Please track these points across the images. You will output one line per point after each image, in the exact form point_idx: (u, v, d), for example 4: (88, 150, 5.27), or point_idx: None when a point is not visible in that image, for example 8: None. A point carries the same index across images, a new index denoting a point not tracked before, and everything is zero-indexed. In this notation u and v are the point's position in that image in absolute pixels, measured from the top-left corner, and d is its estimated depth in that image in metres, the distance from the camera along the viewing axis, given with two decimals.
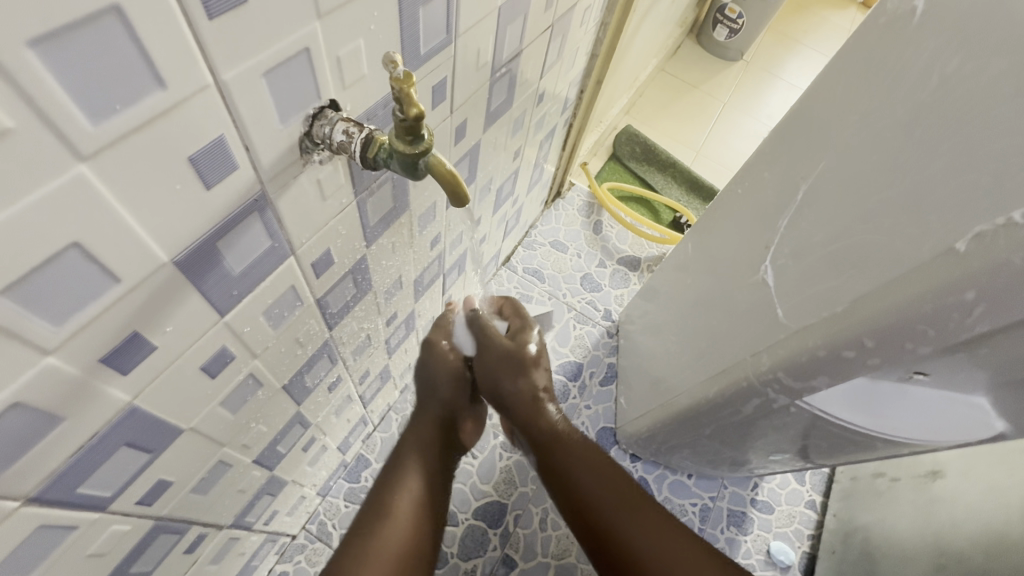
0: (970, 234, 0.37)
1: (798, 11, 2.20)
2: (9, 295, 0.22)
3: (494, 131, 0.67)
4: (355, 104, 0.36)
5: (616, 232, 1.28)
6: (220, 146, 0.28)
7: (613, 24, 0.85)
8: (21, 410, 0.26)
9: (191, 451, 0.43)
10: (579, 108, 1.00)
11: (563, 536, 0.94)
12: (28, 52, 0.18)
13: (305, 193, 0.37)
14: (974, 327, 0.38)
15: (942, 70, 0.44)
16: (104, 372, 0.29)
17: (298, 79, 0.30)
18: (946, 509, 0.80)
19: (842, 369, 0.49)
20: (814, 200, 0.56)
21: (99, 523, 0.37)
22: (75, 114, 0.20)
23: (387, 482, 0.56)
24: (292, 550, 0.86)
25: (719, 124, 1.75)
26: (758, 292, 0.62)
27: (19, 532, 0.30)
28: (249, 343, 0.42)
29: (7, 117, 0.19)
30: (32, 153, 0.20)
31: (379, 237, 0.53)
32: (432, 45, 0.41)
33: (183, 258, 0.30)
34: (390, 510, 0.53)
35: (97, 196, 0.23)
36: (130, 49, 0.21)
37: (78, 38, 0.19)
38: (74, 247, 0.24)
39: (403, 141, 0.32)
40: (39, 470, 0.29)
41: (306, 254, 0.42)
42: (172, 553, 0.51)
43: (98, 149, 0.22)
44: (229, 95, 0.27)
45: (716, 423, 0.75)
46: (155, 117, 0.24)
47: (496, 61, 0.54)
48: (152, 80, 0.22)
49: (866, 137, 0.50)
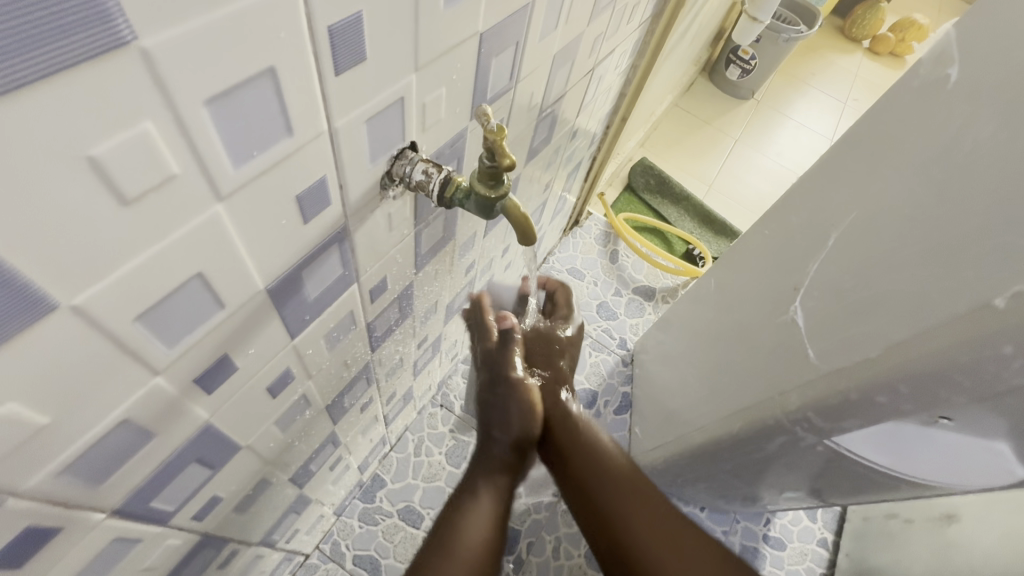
0: (1009, 292, 0.39)
1: (807, 54, 2.28)
2: (141, 320, 0.24)
3: (532, 165, 0.70)
4: (429, 145, 0.39)
5: (632, 262, 1.31)
6: (321, 186, 0.30)
7: (643, 65, 0.88)
8: (125, 427, 0.27)
9: (243, 468, 0.44)
10: (604, 141, 1.04)
11: (575, 566, 0.93)
12: (202, 109, 0.20)
13: (377, 225, 0.39)
14: (1009, 379, 0.40)
15: (974, 135, 0.47)
16: (193, 392, 0.31)
17: (390, 124, 0.33)
18: (961, 552, 0.80)
19: (873, 412, 0.50)
20: (845, 246, 0.58)
21: (158, 538, 0.38)
22: (224, 160, 0.22)
23: (450, 521, 0.52)
24: (305, 570, 0.85)
25: (731, 159, 1.79)
26: (784, 331, 0.64)
27: (97, 543, 0.31)
28: (309, 364, 0.43)
29: (175, 165, 0.21)
30: (184, 194, 0.22)
31: (427, 265, 0.55)
32: (497, 90, 0.43)
33: (274, 285, 0.32)
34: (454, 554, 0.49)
35: (223, 232, 0.25)
36: (274, 103, 0.23)
37: (239, 95, 0.21)
38: (197, 276, 0.25)
39: (484, 186, 0.35)
40: (125, 485, 0.30)
41: (367, 281, 0.44)
42: (207, 568, 0.51)
43: (233, 189, 0.24)
44: (336, 140, 0.29)
45: (737, 458, 0.76)
46: (279, 161, 0.26)
47: (544, 102, 0.57)
48: (283, 130, 0.25)
49: (897, 190, 0.53)
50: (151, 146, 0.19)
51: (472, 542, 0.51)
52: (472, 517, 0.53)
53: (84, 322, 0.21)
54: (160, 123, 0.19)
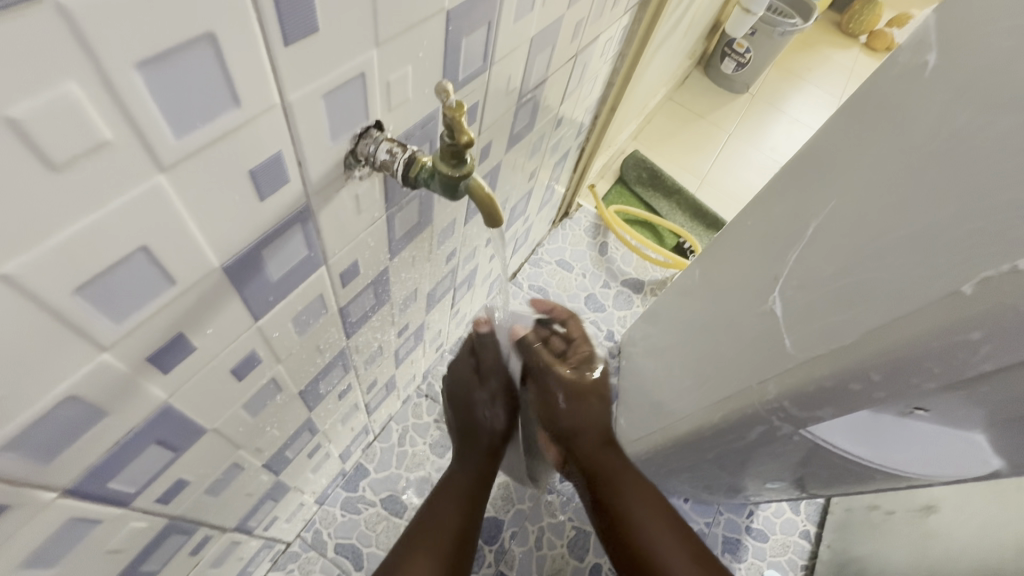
0: (976, 279, 0.39)
1: (804, 49, 2.27)
2: (81, 293, 0.23)
3: (515, 153, 0.69)
4: (397, 125, 0.38)
5: (621, 254, 1.31)
6: (277, 161, 0.29)
7: (630, 54, 0.88)
8: (73, 403, 0.27)
9: (212, 451, 0.44)
10: (592, 132, 1.03)
11: (558, 555, 0.94)
12: (133, 73, 0.20)
13: (344, 206, 0.39)
14: (980, 365, 0.39)
15: (953, 122, 0.46)
16: (148, 369, 0.30)
17: (351, 100, 0.32)
18: (940, 543, 0.81)
19: (846, 401, 0.50)
20: (824, 235, 0.58)
21: (120, 519, 0.37)
22: (163, 128, 0.22)
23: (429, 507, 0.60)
24: (286, 558, 0.85)
25: (724, 153, 1.79)
26: (764, 321, 0.64)
27: (50, 523, 0.31)
28: (277, 348, 0.43)
29: (106, 131, 0.20)
30: (120, 162, 0.21)
31: (403, 250, 0.54)
32: (470, 71, 0.43)
33: (231, 264, 0.31)
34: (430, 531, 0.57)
35: (168, 204, 0.25)
36: (216, 72, 0.23)
37: (175, 61, 0.21)
38: (142, 250, 0.25)
39: (446, 164, 0.35)
40: (78, 463, 0.30)
41: (337, 264, 0.43)
42: (179, 553, 0.51)
43: (176, 160, 0.23)
44: (291, 114, 0.28)
45: (717, 449, 0.76)
46: (227, 132, 0.25)
47: (524, 87, 0.56)
48: (230, 100, 0.24)
49: (878, 178, 0.53)
50: (77, 109, 0.19)
51: (446, 520, 0.59)
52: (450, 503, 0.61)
53: (15, 291, 0.21)
54: (87, 85, 0.19)
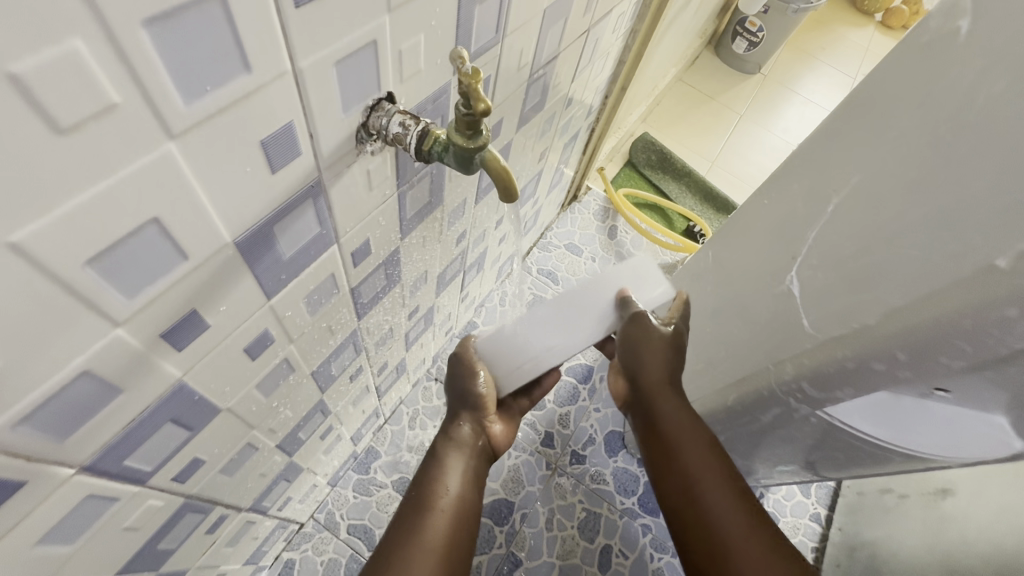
0: (1013, 252, 0.38)
1: (816, 28, 2.21)
2: (93, 265, 0.23)
3: (525, 132, 0.68)
4: (409, 98, 0.37)
5: (631, 237, 1.29)
6: (288, 132, 0.29)
7: (642, 30, 0.85)
8: (87, 379, 0.27)
9: (226, 431, 0.44)
10: (603, 112, 1.01)
11: (568, 537, 0.94)
12: (140, 31, 0.19)
13: (355, 182, 0.38)
14: (1012, 344, 0.38)
15: (988, 91, 0.44)
16: (162, 347, 0.30)
17: (363, 70, 0.31)
18: (954, 526, 0.80)
19: (867, 381, 0.49)
20: (844, 214, 0.56)
21: (138, 497, 0.38)
22: (172, 93, 0.21)
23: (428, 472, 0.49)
24: (300, 538, 0.86)
25: (735, 135, 1.75)
26: (780, 302, 0.63)
27: (69, 500, 0.31)
28: (289, 327, 0.43)
29: (114, 93, 0.19)
30: (130, 128, 0.21)
31: (413, 230, 0.53)
32: (482, 43, 0.42)
33: (244, 240, 0.31)
34: (433, 508, 0.46)
35: (180, 174, 0.24)
36: (226, 34, 0.22)
37: (182, 20, 0.20)
38: (154, 222, 0.24)
39: (461, 135, 0.34)
40: (93, 440, 0.30)
41: (348, 242, 0.43)
42: (195, 532, 0.51)
43: (186, 128, 0.23)
44: (303, 82, 0.27)
45: (730, 431, 0.75)
46: (238, 100, 0.24)
47: (536, 62, 0.55)
48: (240, 66, 0.23)
49: (902, 152, 0.51)
50: (84, 70, 0.18)
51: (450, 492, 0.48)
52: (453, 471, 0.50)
53: (25, 261, 0.20)
54: (92, 43, 0.18)
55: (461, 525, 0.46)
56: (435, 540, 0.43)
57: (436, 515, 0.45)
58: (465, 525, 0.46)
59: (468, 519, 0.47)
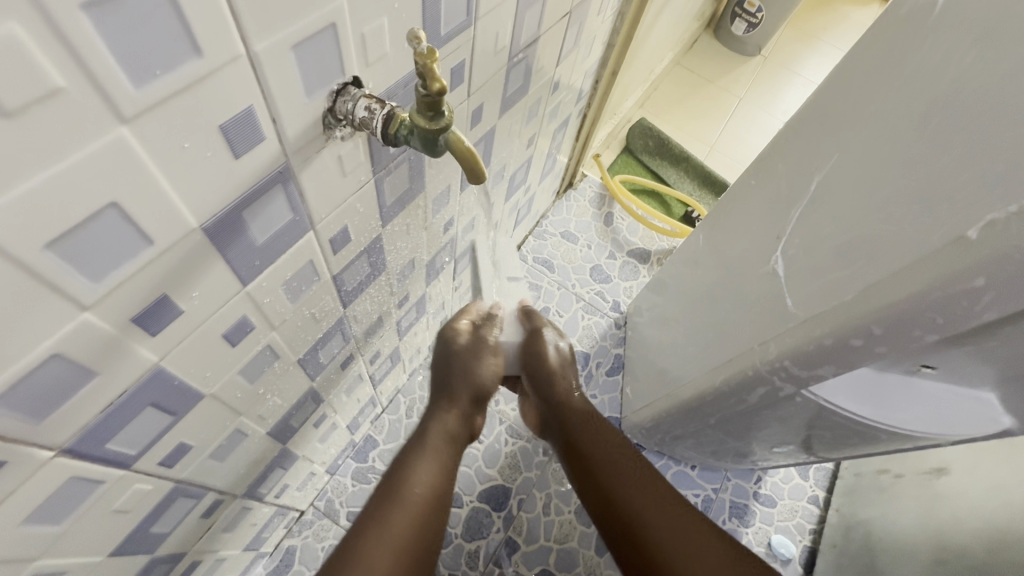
0: (982, 222, 0.37)
1: (819, 8, 2.17)
2: (52, 249, 0.24)
3: (510, 117, 0.68)
4: (376, 83, 0.37)
5: (627, 224, 1.29)
6: (249, 117, 0.29)
7: (630, 13, 0.85)
8: (58, 362, 0.27)
9: (211, 417, 0.45)
10: (594, 98, 1.01)
11: (566, 521, 0.95)
12: (79, 15, 0.19)
13: (326, 168, 0.38)
14: (983, 314, 0.38)
15: (957, 64, 0.45)
16: (134, 331, 0.31)
17: (324, 53, 0.31)
18: (949, 505, 0.80)
19: (848, 358, 0.49)
20: (827, 193, 0.56)
21: (124, 480, 0.39)
22: (119, 76, 0.22)
23: (400, 464, 0.52)
24: (301, 525, 0.88)
25: (734, 118, 1.73)
26: (767, 283, 0.63)
27: (51, 482, 0.32)
28: (269, 314, 0.43)
29: (57, 77, 0.20)
30: (78, 112, 0.21)
31: (395, 217, 0.54)
32: (452, 27, 0.41)
33: (211, 226, 0.31)
34: (404, 498, 0.48)
35: (135, 157, 0.24)
36: (172, 17, 0.22)
37: (124, 3, 0.20)
38: (112, 207, 0.25)
39: (423, 118, 0.34)
40: (71, 422, 0.31)
41: (325, 229, 0.43)
42: (189, 516, 0.53)
43: (138, 112, 0.23)
44: (260, 66, 0.28)
45: (720, 413, 0.75)
46: (191, 84, 0.25)
47: (514, 46, 0.55)
48: (190, 49, 0.24)
49: (884, 127, 0.50)
50: (23, 54, 0.18)
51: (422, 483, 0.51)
52: (426, 461, 0.53)
53: None
54: (31, 27, 0.18)
55: (429, 516, 0.49)
56: (398, 536, 0.45)
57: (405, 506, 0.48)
58: (431, 517, 0.49)
59: (436, 515, 0.50)
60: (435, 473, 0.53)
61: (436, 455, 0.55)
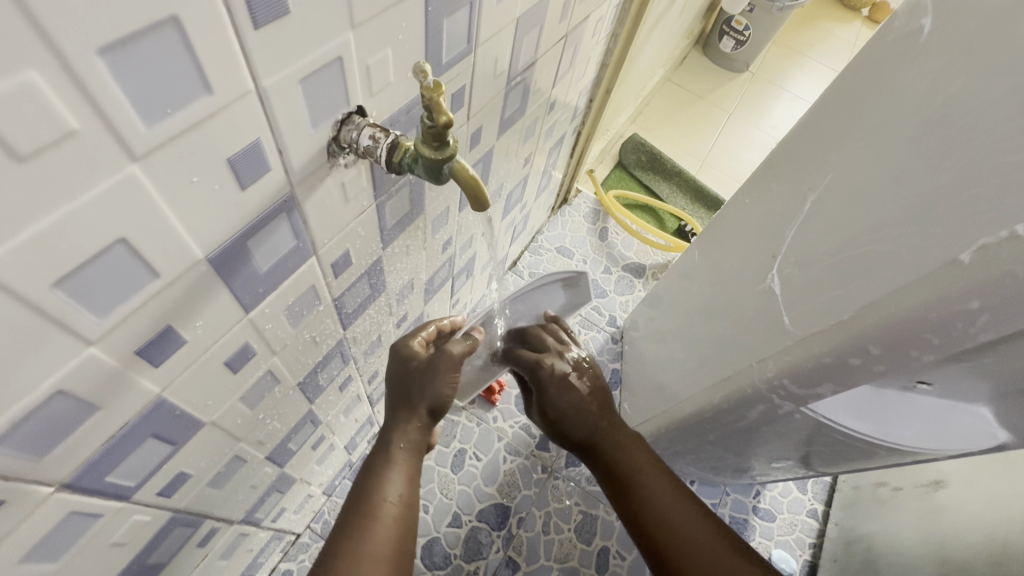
0: (974, 246, 0.38)
1: (804, 25, 2.22)
2: (61, 286, 0.23)
3: (507, 137, 0.68)
4: (380, 110, 0.38)
5: (621, 239, 1.30)
6: (256, 149, 0.29)
7: (623, 34, 0.86)
8: (62, 399, 0.27)
9: (212, 444, 0.44)
10: (588, 116, 1.02)
11: (565, 540, 0.94)
12: (96, 60, 0.19)
13: (330, 195, 0.38)
14: (979, 336, 0.39)
15: (946, 89, 0.46)
16: (138, 363, 0.30)
17: (330, 85, 0.32)
18: (948, 518, 0.80)
19: (847, 377, 0.49)
20: (823, 210, 0.57)
21: (122, 512, 0.38)
22: (132, 116, 0.22)
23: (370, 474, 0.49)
24: (296, 549, 0.86)
25: (724, 133, 1.76)
26: (764, 300, 0.63)
27: (51, 517, 0.32)
28: (270, 339, 0.43)
29: (72, 120, 0.20)
30: (91, 153, 0.21)
31: (395, 240, 0.54)
32: (454, 54, 0.42)
33: (217, 256, 0.31)
34: (378, 515, 0.46)
35: (145, 194, 0.24)
36: (184, 58, 0.22)
37: (138, 46, 0.21)
38: (121, 242, 0.25)
39: (429, 147, 0.34)
40: (72, 457, 0.30)
41: (327, 255, 0.43)
42: (186, 545, 0.52)
43: (149, 149, 0.23)
44: (268, 101, 0.28)
45: (719, 429, 0.76)
46: (201, 120, 0.25)
47: (512, 70, 0.55)
48: (201, 87, 0.24)
49: (878, 149, 0.51)
50: (40, 99, 0.19)
51: (394, 497, 0.48)
52: (398, 472, 0.50)
53: None
54: (48, 72, 0.18)
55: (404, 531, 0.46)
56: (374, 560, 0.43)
57: (382, 524, 0.45)
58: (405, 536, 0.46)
59: (410, 533, 0.47)
60: (409, 485, 0.49)
61: (405, 464, 0.51)
